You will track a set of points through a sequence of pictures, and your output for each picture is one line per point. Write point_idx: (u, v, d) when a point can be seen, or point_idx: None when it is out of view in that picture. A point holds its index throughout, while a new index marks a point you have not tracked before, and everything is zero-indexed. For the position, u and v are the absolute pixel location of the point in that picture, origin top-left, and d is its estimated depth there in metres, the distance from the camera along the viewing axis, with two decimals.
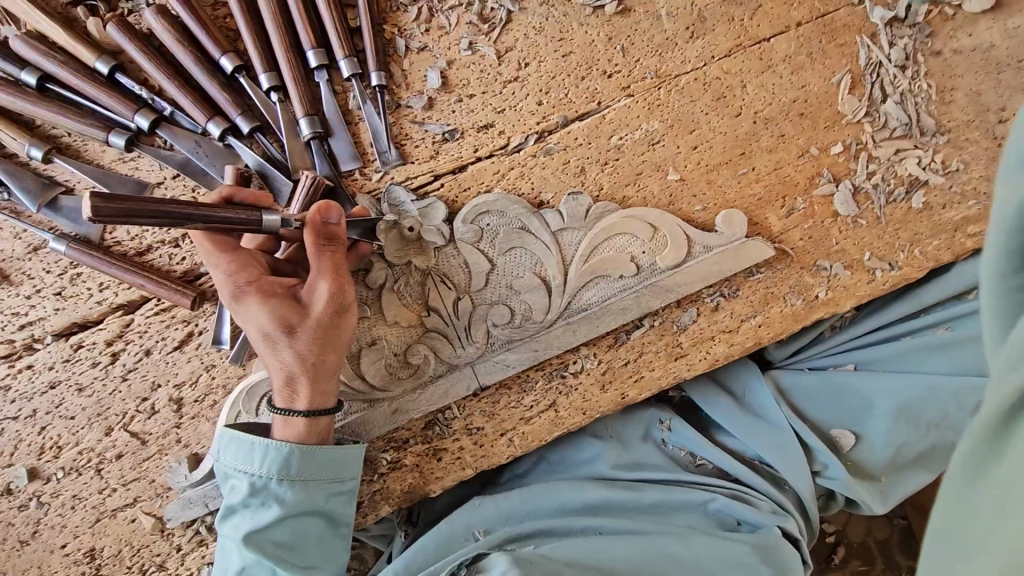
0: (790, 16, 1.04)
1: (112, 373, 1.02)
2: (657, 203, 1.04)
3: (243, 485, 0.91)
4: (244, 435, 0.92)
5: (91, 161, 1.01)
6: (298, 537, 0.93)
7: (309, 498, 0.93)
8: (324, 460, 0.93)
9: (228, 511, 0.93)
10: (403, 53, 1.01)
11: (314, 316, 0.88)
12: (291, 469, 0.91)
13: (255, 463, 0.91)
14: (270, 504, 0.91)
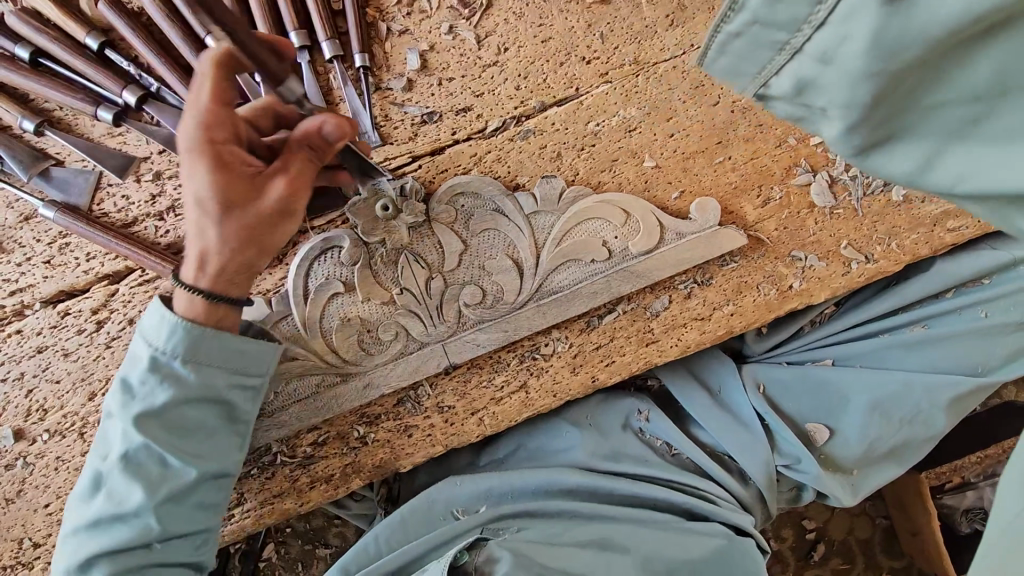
0: None
1: (96, 340, 1.06)
2: (632, 189, 1.05)
3: (143, 357, 0.88)
4: (160, 309, 0.88)
5: (81, 135, 1.04)
6: (190, 425, 0.89)
7: (207, 383, 0.89)
8: (231, 349, 0.90)
9: (124, 392, 0.88)
10: (385, 35, 1.04)
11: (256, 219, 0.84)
12: (192, 351, 0.87)
13: (159, 335, 0.87)
14: (165, 385, 0.87)
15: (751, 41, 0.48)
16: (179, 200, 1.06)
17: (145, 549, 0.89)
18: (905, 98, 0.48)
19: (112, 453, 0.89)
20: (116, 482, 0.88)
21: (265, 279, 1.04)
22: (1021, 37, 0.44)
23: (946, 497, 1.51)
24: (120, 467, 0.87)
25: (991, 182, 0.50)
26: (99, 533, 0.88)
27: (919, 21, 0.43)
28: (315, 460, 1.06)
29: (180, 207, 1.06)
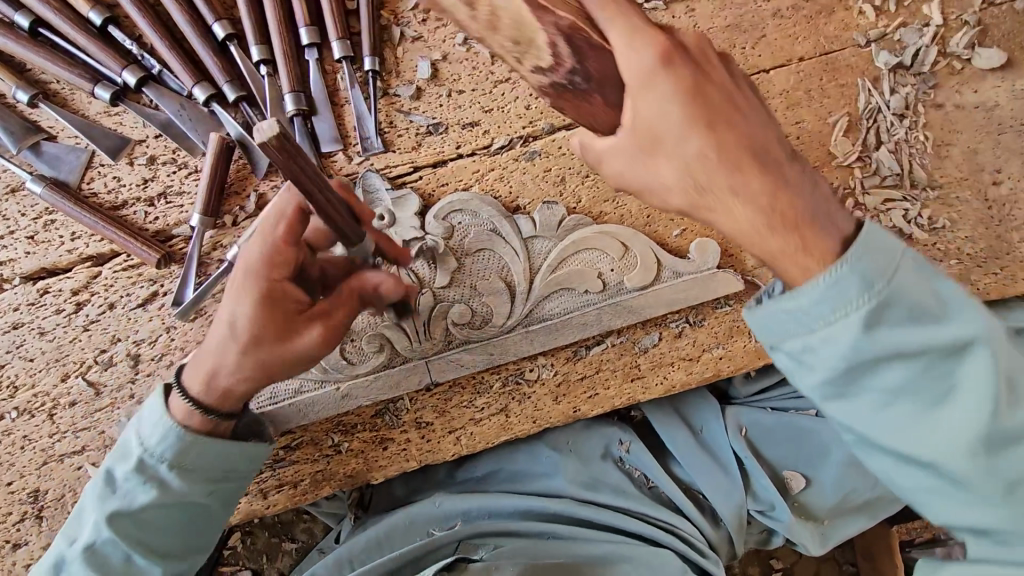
0: (793, 49, 1.02)
1: (75, 322, 1.04)
2: (633, 223, 1.03)
3: (130, 458, 0.86)
4: (180, 372, 0.88)
5: (76, 111, 1.02)
6: (167, 524, 0.87)
7: (193, 489, 0.87)
8: (225, 453, 0.88)
9: (129, 449, 0.87)
10: (398, 40, 1.02)
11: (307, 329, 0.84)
12: (182, 456, 0.86)
13: (150, 436, 0.86)
14: (170, 447, 0.85)
15: (759, 330, 0.66)
16: (171, 186, 1.03)
17: None
18: (862, 385, 0.63)
19: (80, 536, 0.86)
20: (76, 573, 0.84)
21: None
22: (928, 364, 0.62)
23: (914, 550, 1.51)
24: (108, 524, 0.85)
25: (909, 448, 0.63)
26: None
27: (875, 343, 0.61)
28: (285, 464, 1.04)
29: (172, 194, 1.03)
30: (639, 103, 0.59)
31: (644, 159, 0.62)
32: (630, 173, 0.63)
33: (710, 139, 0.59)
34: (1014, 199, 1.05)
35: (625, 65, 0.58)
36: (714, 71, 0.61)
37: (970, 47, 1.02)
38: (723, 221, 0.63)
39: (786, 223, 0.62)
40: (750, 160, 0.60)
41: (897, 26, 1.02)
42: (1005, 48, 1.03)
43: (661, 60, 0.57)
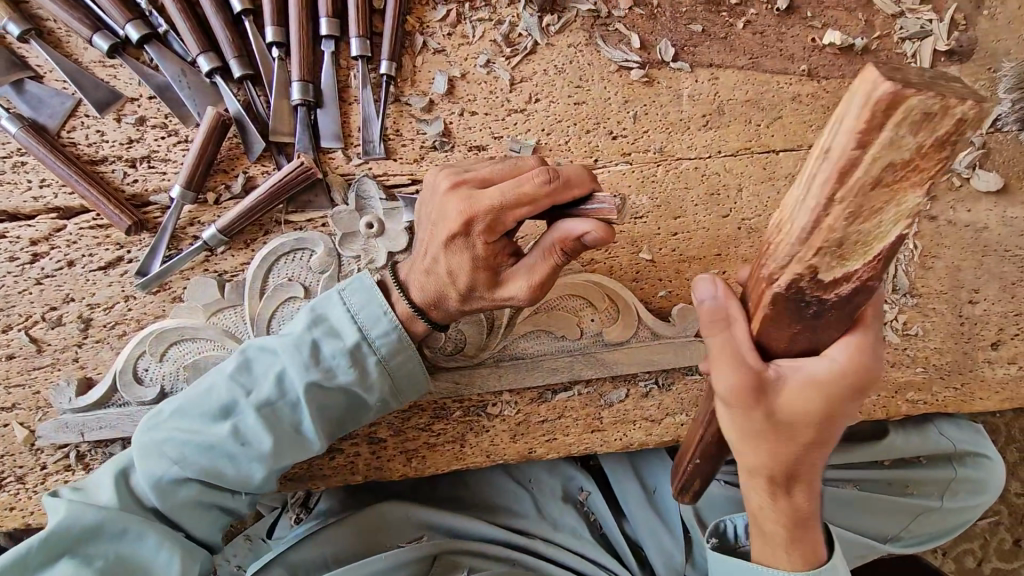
0: (805, 137, 1.04)
1: (28, 273, 0.98)
2: (621, 277, 1.02)
3: (347, 340, 0.85)
4: (383, 300, 0.87)
5: (70, 55, 0.97)
6: (325, 402, 0.86)
7: (388, 381, 0.88)
8: (407, 361, 0.89)
9: (314, 354, 0.83)
10: (418, 49, 1.00)
11: (493, 278, 0.82)
12: (392, 353, 0.87)
13: (368, 321, 0.86)
14: (353, 371, 0.85)
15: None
16: (157, 151, 0.99)
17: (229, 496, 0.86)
18: None
19: (250, 398, 0.83)
20: (243, 430, 0.82)
21: (227, 260, 0.99)
22: None
23: None
24: (259, 413, 0.82)
25: None
26: (198, 472, 0.81)
27: None
28: None
29: (156, 160, 0.99)
30: (788, 389, 0.69)
31: (766, 426, 0.71)
32: (741, 411, 0.71)
33: (806, 454, 0.73)
34: (985, 320, 1.08)
35: (837, 361, 0.68)
36: (855, 404, 0.71)
37: (971, 167, 1.05)
38: (747, 489, 0.79)
39: (800, 529, 0.80)
40: (813, 477, 0.76)
41: None
42: (1003, 175, 1.06)
43: (848, 390, 0.68)
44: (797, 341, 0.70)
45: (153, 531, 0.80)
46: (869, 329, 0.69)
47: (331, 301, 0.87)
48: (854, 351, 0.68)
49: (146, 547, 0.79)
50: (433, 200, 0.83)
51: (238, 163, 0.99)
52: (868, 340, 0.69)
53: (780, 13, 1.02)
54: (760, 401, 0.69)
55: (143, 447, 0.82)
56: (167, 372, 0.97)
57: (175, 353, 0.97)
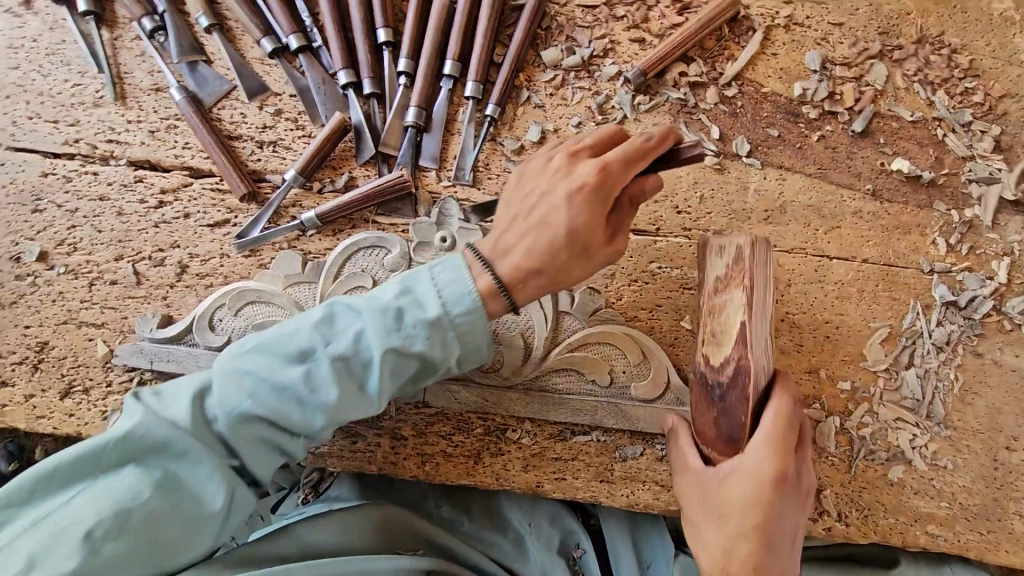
0: (860, 249, 1.09)
1: (150, 215, 1.14)
2: (659, 338, 1.08)
3: (427, 309, 0.87)
4: (470, 278, 0.88)
5: (239, 50, 1.17)
6: (396, 364, 0.89)
7: (453, 356, 0.90)
8: (475, 341, 0.90)
9: (395, 320, 0.86)
10: (522, 101, 1.14)
11: (566, 264, 0.89)
12: (465, 329, 0.88)
13: (449, 292, 0.88)
14: (427, 342, 0.87)
15: None
16: (283, 139, 1.15)
17: (287, 439, 0.89)
18: None
19: (330, 345, 0.86)
20: (317, 376, 0.85)
21: (314, 243, 1.12)
22: None
23: None
24: (334, 365, 0.86)
25: None
26: (261, 412, 0.85)
27: None
28: None
29: (281, 146, 1.15)
30: (726, 483, 0.84)
31: (709, 514, 0.84)
32: (686, 496, 0.90)
33: (756, 554, 0.79)
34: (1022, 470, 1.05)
35: (749, 452, 0.83)
36: (792, 510, 0.83)
37: None
38: None
39: None
40: None
41: (963, 269, 1.08)
42: None
43: (769, 482, 0.80)
44: (719, 439, 0.89)
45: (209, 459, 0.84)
46: (790, 435, 0.83)
47: (416, 275, 0.90)
48: (767, 446, 0.82)
49: (200, 475, 0.84)
50: (551, 162, 0.91)
51: (346, 164, 1.14)
52: (789, 440, 0.83)
53: (854, 134, 1.11)
54: (699, 492, 0.87)
55: (219, 377, 0.87)
56: (237, 326, 1.08)
57: (248, 311, 1.08)
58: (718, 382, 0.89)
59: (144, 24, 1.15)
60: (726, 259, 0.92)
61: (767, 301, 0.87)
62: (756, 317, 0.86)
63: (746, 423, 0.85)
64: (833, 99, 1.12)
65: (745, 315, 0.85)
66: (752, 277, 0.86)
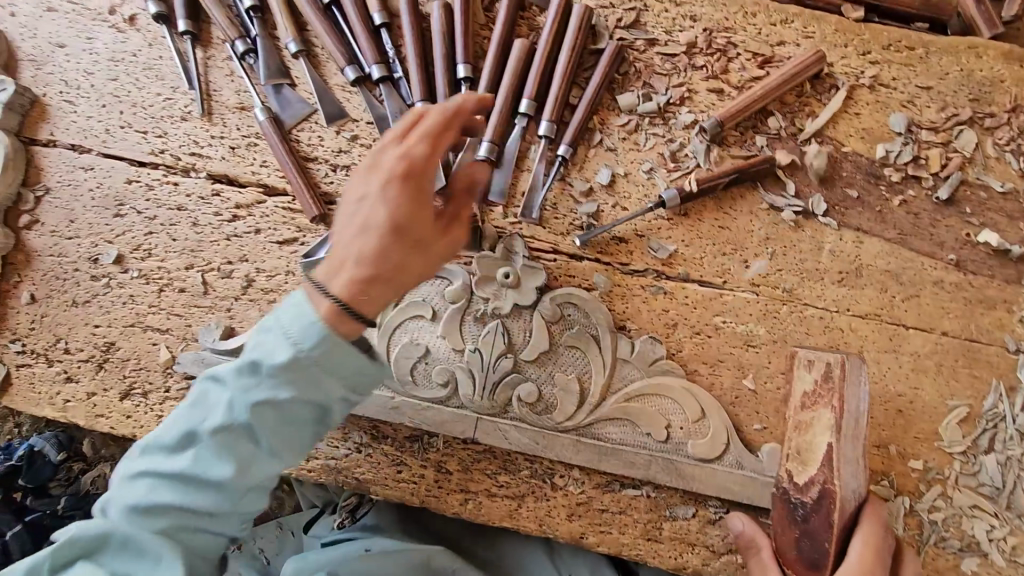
0: (939, 321, 1.04)
1: (223, 228, 1.17)
2: (719, 396, 1.05)
3: (283, 353, 0.82)
4: (312, 307, 0.83)
5: (323, 76, 1.20)
6: (291, 415, 0.85)
7: (318, 389, 0.84)
8: (347, 361, 0.84)
9: (250, 372, 0.83)
10: (594, 143, 1.14)
11: (399, 268, 0.83)
12: (327, 360, 0.83)
13: (298, 332, 0.82)
14: (292, 387, 0.82)
15: None
16: (356, 165, 1.17)
17: (211, 520, 0.85)
18: None
19: (207, 422, 0.84)
20: (201, 458, 0.83)
21: None
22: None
23: None
24: (216, 438, 0.83)
25: None
26: (221, 458, 0.83)
27: None
28: None
29: (354, 171, 1.17)
30: None
31: None
32: None
33: None
34: None
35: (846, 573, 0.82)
36: None
37: None
38: None
39: None
40: None
41: None
42: None
43: None
44: (801, 551, 0.89)
45: (220, 494, 0.83)
46: (883, 545, 0.85)
47: (309, 318, 0.82)
48: (863, 562, 0.82)
49: (148, 564, 0.83)
50: (362, 175, 0.84)
51: None
52: (882, 551, 0.85)
53: (938, 202, 1.07)
54: None
55: (182, 422, 0.85)
56: None
57: None
58: (801, 501, 0.89)
59: (237, 46, 1.20)
60: (816, 372, 0.90)
61: (859, 423, 0.88)
62: (845, 442, 0.86)
63: (831, 551, 0.85)
64: (918, 164, 1.08)
65: (835, 437, 0.86)
66: (843, 398, 0.86)
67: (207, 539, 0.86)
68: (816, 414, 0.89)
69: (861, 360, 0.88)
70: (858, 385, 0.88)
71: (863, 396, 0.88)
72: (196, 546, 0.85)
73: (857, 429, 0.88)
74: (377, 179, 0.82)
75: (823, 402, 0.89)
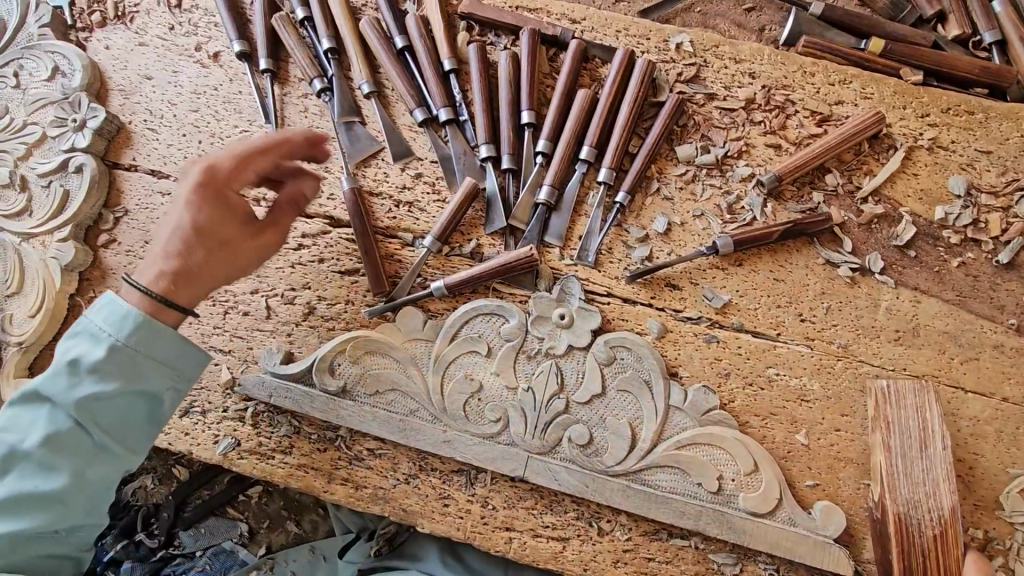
0: (1000, 386, 1.03)
1: (288, 256, 1.22)
2: (772, 449, 1.04)
3: (100, 350, 0.89)
4: (128, 303, 0.92)
5: (391, 116, 1.26)
6: (121, 415, 0.90)
7: (152, 374, 0.92)
8: (167, 336, 0.93)
9: (67, 373, 0.88)
10: (652, 192, 1.17)
11: (210, 268, 0.98)
12: (144, 337, 0.91)
13: (114, 328, 0.90)
14: (117, 368, 0.89)
15: None
16: (419, 201, 1.22)
17: (52, 538, 0.88)
18: None
19: (26, 440, 0.87)
20: (30, 470, 0.86)
21: (435, 303, 1.16)
22: None
23: None
24: (39, 453, 0.86)
25: None
26: (58, 457, 0.87)
27: None
28: (361, 465, 1.12)
29: (416, 207, 1.22)
30: None
31: None
32: None
33: None
34: None
35: None
36: None
37: None
38: None
39: None
40: None
41: None
42: None
43: None
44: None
45: (48, 513, 0.86)
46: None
47: (125, 311, 0.91)
48: None
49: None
50: (184, 182, 0.97)
51: (475, 231, 1.19)
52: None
53: (998, 265, 1.07)
54: None
55: None
56: (354, 373, 1.13)
57: (365, 360, 1.13)
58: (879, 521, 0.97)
59: (314, 84, 1.26)
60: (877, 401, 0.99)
61: (925, 448, 0.95)
62: (898, 460, 0.96)
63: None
64: (977, 227, 1.09)
65: (885, 455, 0.96)
66: (890, 420, 0.97)
67: (46, 559, 0.88)
68: (872, 433, 1.00)
69: (917, 386, 0.96)
70: (916, 410, 0.97)
71: (923, 420, 0.96)
72: (42, 569, 0.88)
73: (919, 450, 0.96)
74: (189, 188, 0.95)
75: (875, 423, 0.99)
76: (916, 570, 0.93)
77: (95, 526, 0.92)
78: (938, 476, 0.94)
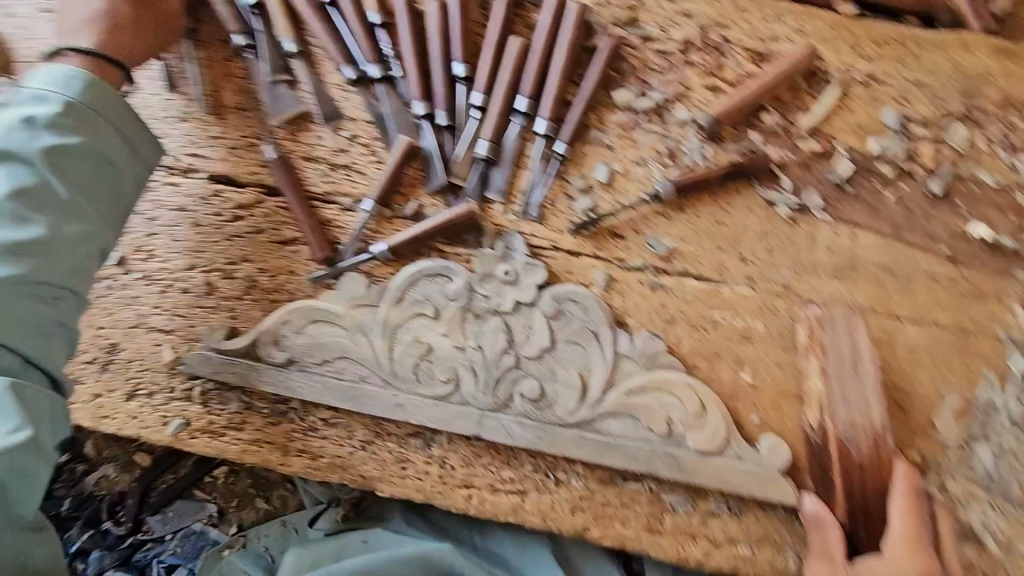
0: (934, 314, 1.06)
1: (224, 229, 1.18)
2: (718, 389, 1.06)
3: (48, 109, 0.92)
4: (66, 66, 0.96)
5: (319, 73, 1.21)
6: (84, 175, 0.94)
7: (97, 137, 0.95)
8: (118, 108, 0.98)
9: (28, 122, 0.90)
10: (593, 142, 1.15)
11: (138, 28, 1.10)
12: (89, 110, 0.95)
13: (51, 84, 0.93)
14: (66, 131, 0.92)
15: None
16: (356, 164, 1.18)
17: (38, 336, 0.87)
18: None
19: None
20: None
21: (379, 268, 1.14)
22: None
23: None
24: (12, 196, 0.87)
25: None
26: (30, 209, 0.88)
27: None
28: (315, 435, 1.11)
29: (353, 170, 1.18)
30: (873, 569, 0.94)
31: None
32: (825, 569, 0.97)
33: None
34: None
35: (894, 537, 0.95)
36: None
37: None
38: None
39: None
40: None
41: None
42: None
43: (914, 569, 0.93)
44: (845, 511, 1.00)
45: (43, 257, 0.88)
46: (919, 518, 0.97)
47: (70, 73, 0.95)
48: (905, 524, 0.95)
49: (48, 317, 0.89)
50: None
51: (415, 191, 1.16)
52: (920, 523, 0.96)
53: (931, 196, 1.09)
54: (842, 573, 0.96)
55: None
56: (300, 344, 1.11)
57: (311, 330, 1.11)
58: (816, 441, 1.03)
59: (238, 40, 1.19)
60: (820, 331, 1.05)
61: (862, 367, 1.03)
62: (835, 384, 1.03)
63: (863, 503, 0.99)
64: (911, 159, 1.10)
65: (823, 380, 1.03)
66: (826, 346, 1.04)
67: (52, 323, 0.89)
68: (806, 362, 1.06)
69: (846, 311, 1.06)
70: (847, 333, 1.05)
71: (854, 345, 1.04)
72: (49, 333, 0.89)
73: (853, 371, 1.03)
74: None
75: (811, 350, 1.05)
76: (854, 480, 1.00)
77: (77, 298, 0.94)
78: (867, 390, 1.02)
